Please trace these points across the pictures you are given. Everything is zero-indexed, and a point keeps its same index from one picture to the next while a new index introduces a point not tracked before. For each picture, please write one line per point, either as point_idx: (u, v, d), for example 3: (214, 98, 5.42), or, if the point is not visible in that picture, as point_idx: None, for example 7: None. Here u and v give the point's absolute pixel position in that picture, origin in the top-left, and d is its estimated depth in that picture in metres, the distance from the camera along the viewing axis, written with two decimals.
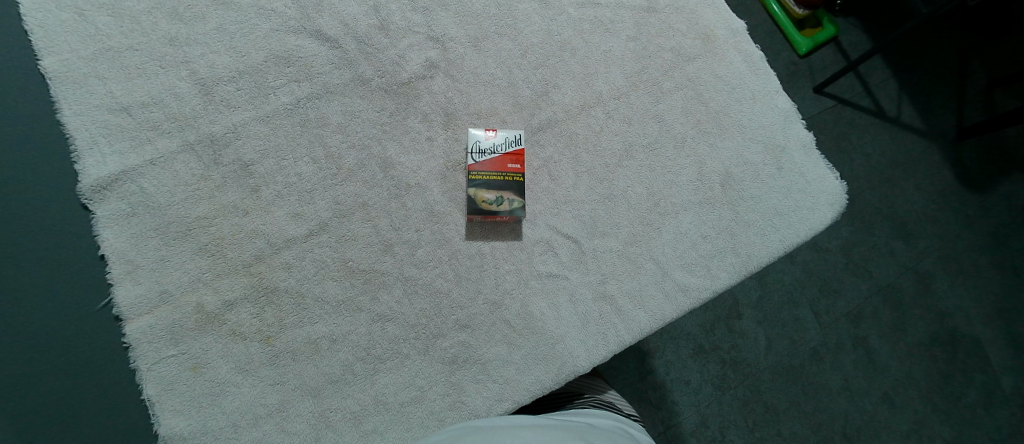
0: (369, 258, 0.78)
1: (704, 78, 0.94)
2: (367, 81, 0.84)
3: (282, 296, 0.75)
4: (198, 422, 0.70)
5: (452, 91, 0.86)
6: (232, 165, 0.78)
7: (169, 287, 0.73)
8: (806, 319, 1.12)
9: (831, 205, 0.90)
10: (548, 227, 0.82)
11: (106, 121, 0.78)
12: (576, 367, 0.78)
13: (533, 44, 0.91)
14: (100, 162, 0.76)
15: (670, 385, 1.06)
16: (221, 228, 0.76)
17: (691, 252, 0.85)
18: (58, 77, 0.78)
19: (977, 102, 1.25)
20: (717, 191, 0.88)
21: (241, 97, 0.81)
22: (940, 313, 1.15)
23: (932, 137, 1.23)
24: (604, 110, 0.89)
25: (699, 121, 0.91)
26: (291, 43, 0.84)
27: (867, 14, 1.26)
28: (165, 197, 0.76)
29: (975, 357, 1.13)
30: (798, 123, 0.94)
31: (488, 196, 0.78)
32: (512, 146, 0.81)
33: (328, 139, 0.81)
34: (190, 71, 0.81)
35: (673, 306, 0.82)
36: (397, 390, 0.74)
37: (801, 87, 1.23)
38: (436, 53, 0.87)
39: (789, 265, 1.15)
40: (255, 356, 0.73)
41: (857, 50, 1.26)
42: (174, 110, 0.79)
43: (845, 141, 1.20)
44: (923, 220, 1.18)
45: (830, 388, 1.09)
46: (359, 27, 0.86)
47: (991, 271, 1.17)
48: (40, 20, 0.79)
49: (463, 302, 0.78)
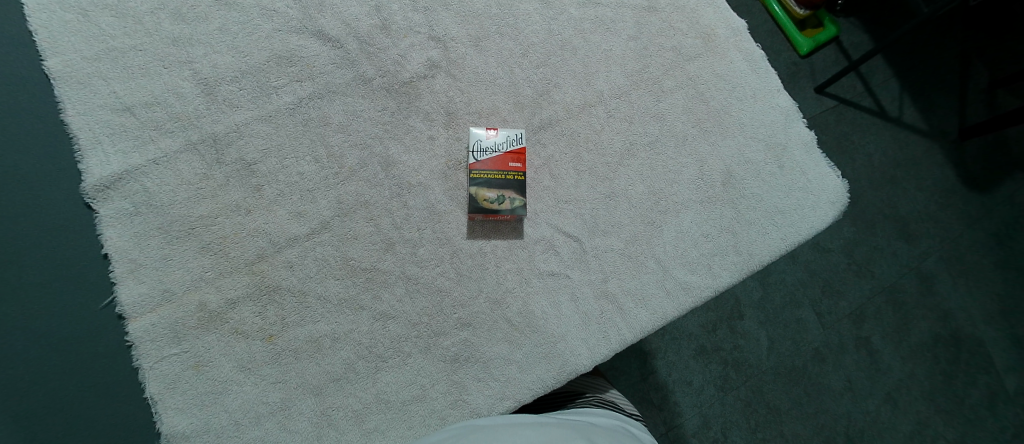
0: (371, 256, 0.78)
1: (704, 77, 0.94)
2: (369, 81, 0.85)
3: (284, 294, 0.75)
4: (200, 420, 0.70)
5: (453, 91, 0.86)
6: (235, 164, 0.79)
7: (171, 285, 0.74)
8: (808, 319, 1.12)
9: (832, 203, 0.90)
10: (549, 226, 0.82)
11: (110, 121, 0.78)
12: (577, 365, 0.78)
13: (533, 43, 0.91)
14: (103, 161, 0.76)
15: (672, 385, 1.06)
16: (223, 227, 0.76)
17: (692, 251, 0.85)
18: (63, 77, 0.79)
19: (978, 101, 1.24)
20: (718, 190, 0.88)
21: (244, 97, 0.81)
22: (943, 313, 1.14)
23: (933, 136, 1.23)
24: (604, 109, 0.89)
25: (700, 120, 0.91)
26: (293, 43, 0.84)
27: (867, 14, 1.26)
28: (168, 196, 0.76)
29: (978, 358, 1.12)
30: (799, 122, 0.94)
31: (490, 195, 0.78)
32: (514, 145, 0.81)
33: (330, 138, 0.82)
34: (193, 71, 0.81)
35: (674, 305, 0.82)
36: (399, 389, 0.74)
37: (802, 87, 1.23)
38: (437, 52, 0.88)
39: (791, 265, 1.15)
40: (257, 354, 0.73)
41: (858, 50, 1.26)
42: (177, 110, 0.80)
43: (846, 140, 1.20)
44: (924, 219, 1.18)
45: (832, 388, 1.09)
46: (361, 27, 0.86)
47: (994, 271, 1.17)
48: (45, 21, 0.80)
49: (464, 300, 0.78)
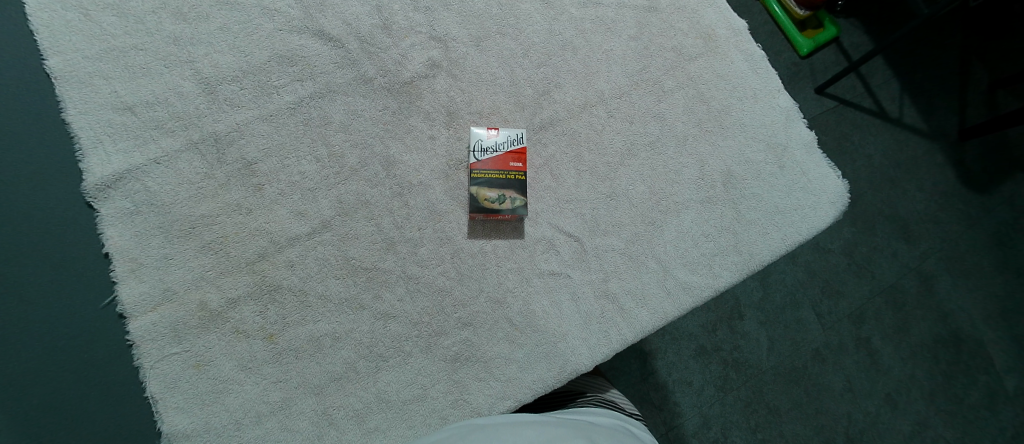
0: (372, 256, 0.78)
1: (705, 77, 0.94)
2: (370, 81, 0.85)
3: (284, 294, 0.75)
4: (201, 419, 0.70)
5: (454, 90, 0.86)
6: (236, 163, 0.79)
7: (173, 285, 0.74)
8: (808, 320, 1.12)
9: (832, 204, 0.90)
10: (550, 226, 0.82)
11: (111, 120, 0.78)
12: (578, 365, 0.78)
13: (534, 43, 0.91)
14: (105, 160, 0.76)
15: (672, 385, 1.06)
16: (224, 226, 0.76)
17: (693, 251, 0.85)
18: (64, 77, 0.79)
19: (978, 102, 1.25)
20: (719, 190, 0.88)
21: (245, 96, 0.81)
22: (943, 313, 1.14)
23: (933, 137, 1.23)
24: (605, 109, 0.90)
25: (700, 120, 0.91)
26: (294, 43, 0.84)
27: (867, 15, 1.26)
28: (169, 195, 0.76)
29: (978, 358, 1.12)
30: (799, 122, 0.94)
31: (490, 195, 0.78)
32: (515, 144, 0.81)
33: (331, 138, 0.82)
34: (194, 71, 0.81)
35: (675, 305, 0.82)
36: (399, 388, 0.74)
37: (802, 87, 1.23)
38: (438, 52, 0.88)
39: (791, 265, 1.15)
40: (258, 354, 0.73)
41: (859, 50, 1.26)
42: (178, 109, 0.80)
43: (846, 141, 1.20)
44: (924, 220, 1.18)
45: (832, 389, 1.09)
46: (362, 27, 0.86)
47: (994, 271, 1.17)
48: (46, 20, 0.80)
49: (465, 300, 0.78)
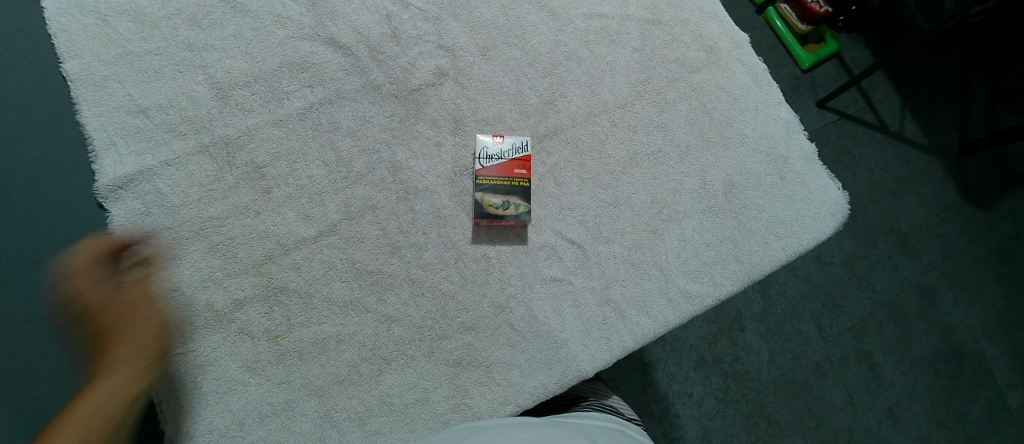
0: (377, 259, 0.79)
1: (707, 89, 0.95)
2: (378, 87, 0.86)
3: (290, 296, 0.76)
4: (204, 420, 0.71)
5: (461, 98, 0.88)
6: (246, 166, 0.80)
7: (180, 285, 0.75)
8: (808, 332, 1.12)
9: (832, 214, 0.91)
10: (553, 232, 0.83)
11: (125, 122, 0.80)
12: (579, 371, 0.78)
13: (540, 53, 0.93)
14: (117, 161, 0.78)
15: (672, 397, 1.06)
16: (233, 229, 0.77)
17: (693, 259, 0.86)
18: (79, 79, 0.80)
19: (978, 117, 1.26)
20: (720, 199, 0.89)
21: (256, 101, 0.83)
22: (944, 328, 1.14)
23: (933, 151, 1.24)
24: (608, 118, 0.91)
25: (702, 130, 0.93)
26: (305, 50, 0.86)
27: (869, 30, 1.29)
28: (179, 197, 0.78)
29: (980, 373, 1.12)
30: (799, 134, 0.95)
31: (495, 201, 0.79)
32: (520, 152, 0.83)
33: (339, 143, 0.83)
34: (208, 76, 0.83)
35: (675, 314, 0.83)
36: (401, 391, 0.75)
37: (802, 102, 1.25)
38: (446, 61, 0.89)
39: (792, 277, 1.16)
40: (262, 355, 0.74)
41: (860, 65, 1.28)
42: (190, 113, 0.81)
43: (847, 155, 1.22)
44: (924, 233, 1.19)
45: (833, 402, 1.09)
46: (372, 35, 0.88)
47: (994, 285, 1.17)
48: (64, 25, 0.82)
49: (468, 305, 0.79)
